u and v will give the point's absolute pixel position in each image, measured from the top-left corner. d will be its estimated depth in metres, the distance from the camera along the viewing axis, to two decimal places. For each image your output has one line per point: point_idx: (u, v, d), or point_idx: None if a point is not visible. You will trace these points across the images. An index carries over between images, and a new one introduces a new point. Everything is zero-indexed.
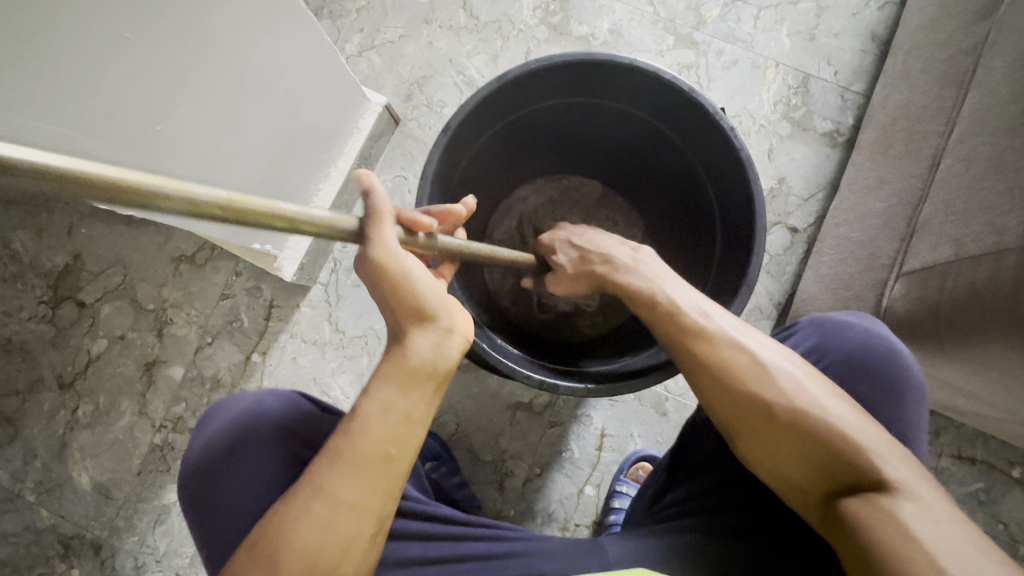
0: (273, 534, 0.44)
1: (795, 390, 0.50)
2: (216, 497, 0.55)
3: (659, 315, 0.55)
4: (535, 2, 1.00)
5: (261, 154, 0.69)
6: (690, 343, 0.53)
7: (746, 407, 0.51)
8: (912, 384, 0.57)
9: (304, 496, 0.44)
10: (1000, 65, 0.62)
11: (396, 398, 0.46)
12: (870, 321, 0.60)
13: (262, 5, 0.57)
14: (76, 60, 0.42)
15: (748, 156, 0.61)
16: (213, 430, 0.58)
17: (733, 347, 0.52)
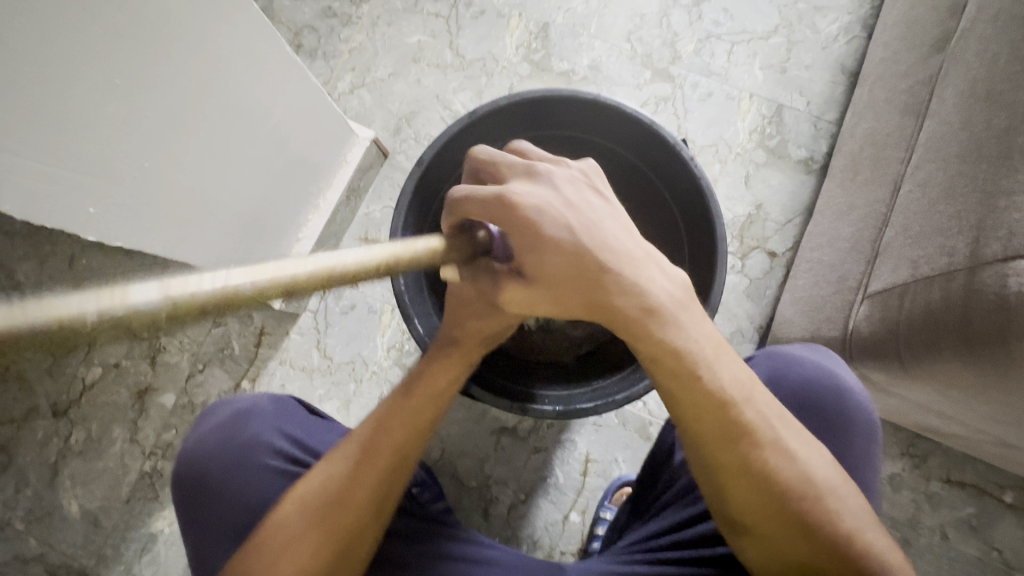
0: (321, 492, 0.52)
1: (828, 499, 0.49)
2: (209, 487, 0.62)
3: (701, 400, 0.49)
4: (518, 40, 1.05)
5: (249, 187, 0.73)
6: (738, 442, 0.49)
7: (773, 510, 0.49)
8: (863, 418, 0.59)
9: (353, 459, 0.53)
10: (952, 95, 0.64)
11: (439, 383, 0.58)
12: (822, 355, 0.62)
13: (248, 49, 0.61)
14: (69, 105, 0.45)
15: (708, 185, 0.65)
16: (208, 427, 0.66)
17: (777, 448, 0.50)
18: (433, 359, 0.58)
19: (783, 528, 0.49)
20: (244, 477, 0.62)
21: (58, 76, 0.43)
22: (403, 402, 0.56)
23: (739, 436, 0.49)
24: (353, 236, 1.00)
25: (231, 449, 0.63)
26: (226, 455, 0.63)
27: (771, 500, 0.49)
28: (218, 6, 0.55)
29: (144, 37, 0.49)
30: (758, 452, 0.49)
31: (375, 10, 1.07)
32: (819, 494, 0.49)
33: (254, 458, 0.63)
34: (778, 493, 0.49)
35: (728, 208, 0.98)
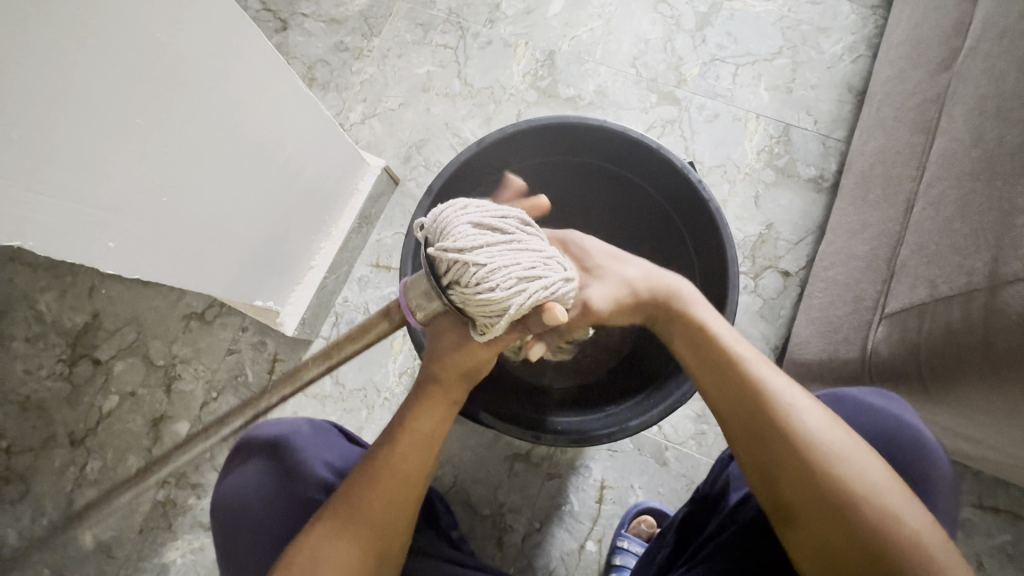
0: (310, 554, 0.51)
1: (838, 456, 0.49)
2: (249, 512, 0.63)
3: (708, 364, 0.56)
4: (525, 68, 1.07)
5: (261, 217, 0.74)
6: (751, 399, 0.52)
7: (799, 472, 0.49)
8: (936, 479, 0.55)
9: (342, 513, 0.53)
10: (962, 112, 0.64)
11: (425, 425, 0.57)
12: (883, 400, 0.59)
13: (262, 87, 0.64)
14: (89, 144, 0.47)
15: (717, 208, 0.65)
16: (251, 451, 0.67)
17: (792, 406, 0.51)
18: (414, 405, 0.57)
19: (813, 488, 0.48)
20: (281, 503, 0.63)
21: (80, 115, 0.45)
22: (389, 448, 0.56)
23: (751, 393, 0.53)
24: (365, 261, 1.02)
25: (272, 475, 0.64)
26: (268, 481, 0.64)
27: (793, 457, 0.49)
28: (232, 47, 0.57)
29: (162, 78, 0.51)
30: (773, 408, 0.52)
31: (386, 42, 1.10)
32: (840, 448, 0.49)
33: (293, 486, 0.64)
34: (799, 447, 0.50)
35: (738, 228, 0.98)
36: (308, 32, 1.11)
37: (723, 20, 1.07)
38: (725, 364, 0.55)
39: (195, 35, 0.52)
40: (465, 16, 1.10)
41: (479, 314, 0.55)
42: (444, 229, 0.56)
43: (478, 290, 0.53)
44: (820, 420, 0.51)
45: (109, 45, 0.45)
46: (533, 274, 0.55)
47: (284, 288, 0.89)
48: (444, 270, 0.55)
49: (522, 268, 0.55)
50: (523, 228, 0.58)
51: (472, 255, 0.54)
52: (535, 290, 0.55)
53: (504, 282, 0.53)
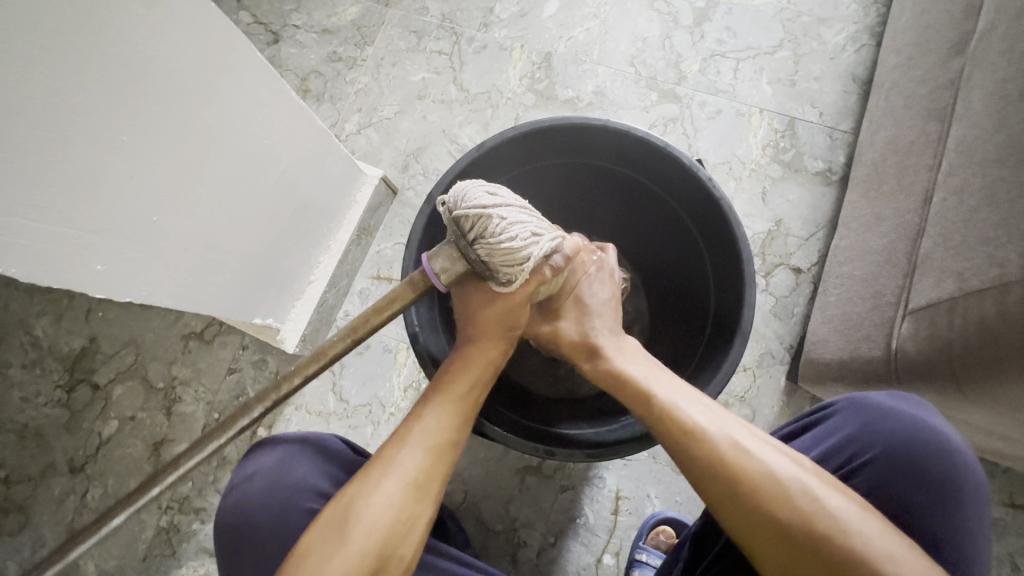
0: (346, 502, 0.50)
1: (771, 481, 0.48)
2: (257, 529, 0.60)
3: (642, 409, 0.55)
4: (521, 71, 1.05)
5: (259, 232, 0.72)
6: (682, 449, 0.52)
7: (740, 511, 0.48)
8: (971, 483, 0.53)
9: (375, 472, 0.51)
10: (980, 97, 0.61)
11: (460, 383, 0.56)
12: (915, 407, 0.57)
13: (254, 99, 0.63)
14: (74, 165, 0.45)
15: (728, 204, 0.63)
16: (256, 465, 0.63)
17: (722, 446, 0.50)
18: (446, 369, 0.58)
19: (761, 526, 0.48)
20: (288, 524, 0.60)
21: (65, 136, 0.43)
22: (422, 408, 0.55)
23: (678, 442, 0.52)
24: (365, 274, 1.00)
25: (280, 491, 0.61)
26: (273, 498, 0.61)
27: (730, 489, 0.49)
28: (218, 59, 0.56)
29: (147, 93, 0.49)
30: (706, 450, 0.51)
31: (380, 51, 1.08)
32: (773, 482, 0.48)
33: (300, 504, 0.60)
34: (733, 491, 0.49)
35: (747, 225, 0.95)
36: (300, 44, 1.10)
37: (722, 15, 1.05)
38: (649, 408, 0.54)
39: (181, 48, 0.51)
40: (459, 21, 1.08)
41: (500, 263, 0.54)
42: (459, 191, 0.54)
43: (503, 239, 0.53)
44: (753, 454, 0.50)
45: (91, 62, 0.43)
46: (542, 230, 0.57)
47: (284, 304, 0.86)
48: (466, 223, 0.53)
49: (534, 224, 0.56)
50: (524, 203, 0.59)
51: (494, 210, 0.53)
52: (546, 243, 0.56)
53: (524, 233, 0.54)
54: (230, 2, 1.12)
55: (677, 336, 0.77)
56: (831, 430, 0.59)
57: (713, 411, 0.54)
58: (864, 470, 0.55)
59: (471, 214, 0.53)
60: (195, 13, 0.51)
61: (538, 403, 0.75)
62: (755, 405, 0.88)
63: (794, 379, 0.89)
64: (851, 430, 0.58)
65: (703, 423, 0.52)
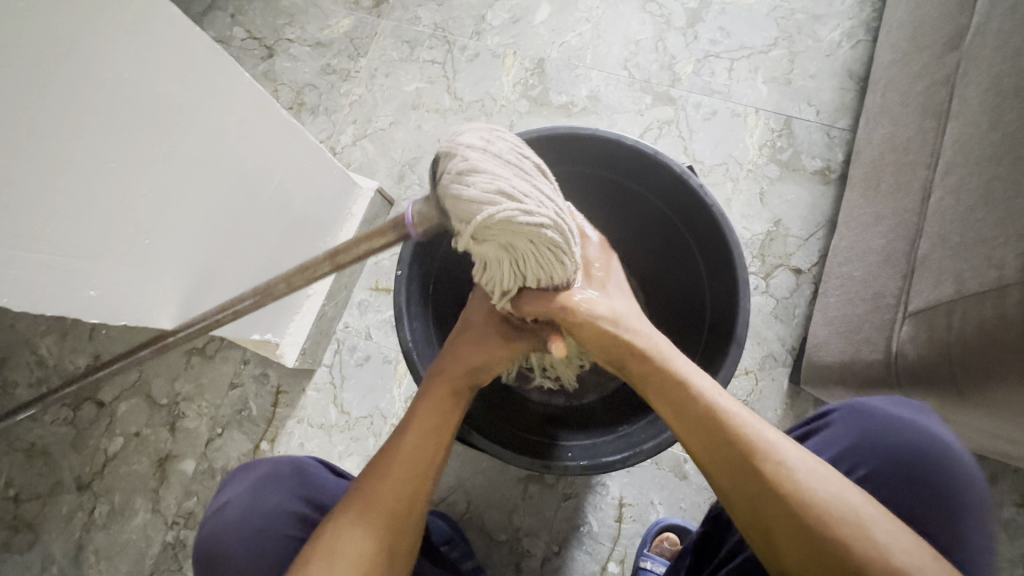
0: (322, 543, 0.51)
1: (844, 512, 0.46)
2: (229, 556, 0.59)
3: (703, 423, 0.51)
4: (514, 78, 1.05)
5: (253, 250, 0.72)
6: (745, 468, 0.49)
7: (803, 538, 0.46)
8: (974, 496, 0.52)
9: (349, 509, 0.53)
10: (976, 94, 0.60)
11: (429, 417, 0.57)
12: (912, 414, 0.56)
13: (242, 119, 0.63)
14: (62, 194, 0.45)
15: (721, 212, 0.62)
16: (234, 491, 0.63)
17: (788, 469, 0.48)
18: (422, 394, 0.58)
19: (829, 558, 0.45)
20: (262, 548, 0.59)
21: (51, 167, 0.43)
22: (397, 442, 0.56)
23: (747, 454, 0.49)
24: (364, 285, 1.00)
25: (254, 517, 0.61)
26: (247, 523, 0.60)
27: (793, 517, 0.47)
28: (206, 81, 0.56)
29: (134, 119, 0.49)
30: (771, 474, 0.48)
31: (373, 62, 1.09)
32: (850, 513, 0.46)
33: (277, 528, 0.60)
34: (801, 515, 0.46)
35: (745, 227, 0.95)
36: (294, 57, 1.10)
37: (715, 15, 1.04)
38: (712, 425, 0.51)
39: (166, 74, 0.51)
40: (451, 30, 1.08)
41: (454, 213, 0.47)
42: (461, 129, 0.50)
43: (456, 181, 0.46)
44: (817, 480, 0.48)
45: (73, 91, 0.43)
46: (522, 197, 0.47)
47: (282, 319, 0.87)
48: (438, 159, 0.49)
49: (513, 187, 0.47)
50: (536, 164, 0.50)
51: (467, 150, 0.47)
52: (514, 209, 0.46)
53: (484, 183, 0.46)
54: (225, 19, 1.13)
55: (673, 342, 0.76)
56: (830, 440, 0.58)
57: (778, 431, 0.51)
58: (868, 483, 0.55)
59: (446, 151, 0.48)
60: (178, 37, 0.51)
61: (540, 414, 0.74)
62: (758, 408, 0.87)
63: (797, 382, 0.88)
64: (850, 440, 0.57)
65: (770, 443, 0.50)
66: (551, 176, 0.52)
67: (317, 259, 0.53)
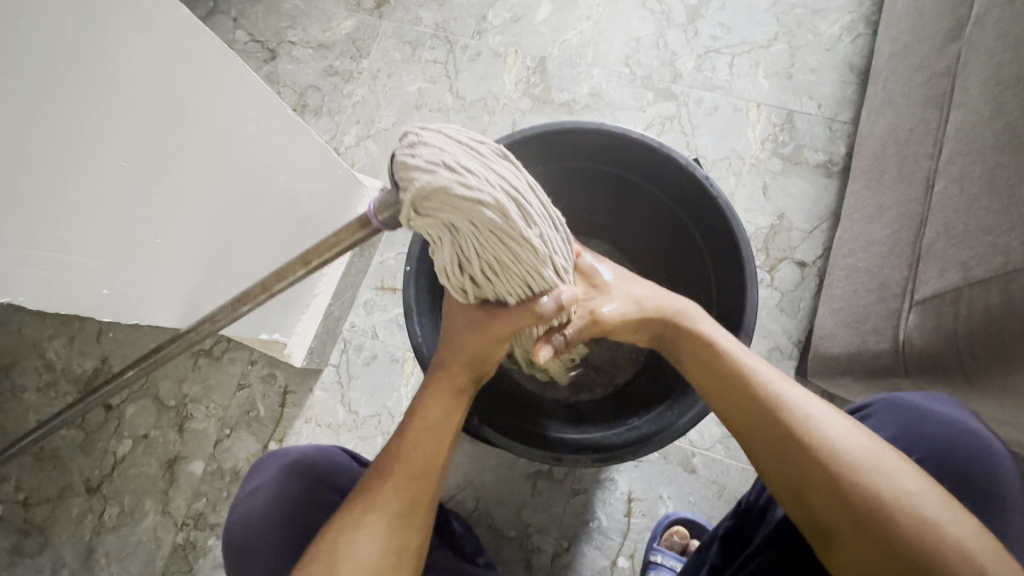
0: (329, 545, 0.50)
1: (868, 461, 0.47)
2: (259, 544, 0.60)
3: (728, 379, 0.54)
4: (516, 77, 1.06)
5: (260, 248, 0.73)
6: (769, 416, 0.51)
7: (829, 485, 0.47)
8: (1009, 494, 0.52)
9: (357, 508, 0.53)
10: (977, 84, 0.61)
11: (434, 410, 0.57)
12: (953, 409, 0.56)
13: (248, 119, 0.63)
14: (75, 193, 0.45)
15: (727, 204, 0.63)
16: (262, 479, 0.64)
17: (814, 420, 0.50)
18: (426, 388, 0.59)
19: (853, 503, 0.47)
20: (291, 534, 0.60)
21: (64, 167, 0.44)
22: (403, 439, 0.56)
23: (772, 405, 0.51)
24: (370, 285, 1.01)
25: (285, 504, 0.61)
26: (277, 511, 0.61)
27: (822, 461, 0.48)
28: (211, 80, 0.56)
29: (144, 119, 0.50)
30: (797, 423, 0.50)
31: (375, 63, 1.09)
32: (869, 460, 0.47)
33: (305, 517, 0.61)
34: (825, 469, 0.48)
35: (749, 220, 0.95)
36: (296, 59, 1.11)
37: (715, 11, 1.05)
38: (739, 379, 0.53)
39: (172, 73, 0.51)
40: (453, 30, 1.09)
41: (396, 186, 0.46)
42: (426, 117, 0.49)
43: (404, 152, 0.45)
44: (843, 428, 0.49)
45: (85, 91, 0.43)
46: (463, 171, 0.45)
47: (289, 319, 0.87)
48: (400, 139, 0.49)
49: (456, 161, 0.45)
50: (497, 151, 0.49)
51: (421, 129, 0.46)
52: (458, 186, 0.45)
53: (429, 156, 0.44)
54: (227, 22, 1.14)
55: None
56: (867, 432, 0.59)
57: (792, 386, 0.53)
58: None
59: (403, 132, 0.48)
60: (186, 37, 0.51)
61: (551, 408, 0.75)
62: None
63: (803, 374, 0.88)
64: (888, 432, 0.57)
65: (797, 395, 0.52)
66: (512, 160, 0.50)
67: (293, 262, 0.52)
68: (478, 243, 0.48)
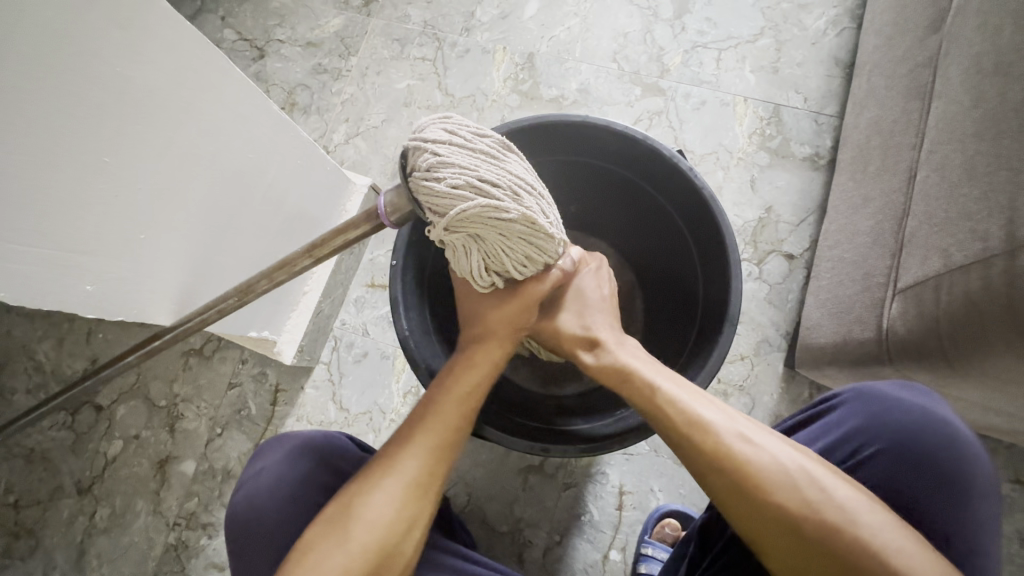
0: (349, 501, 0.53)
1: (785, 477, 0.49)
2: (262, 527, 0.60)
3: (647, 407, 0.54)
4: (505, 73, 1.06)
5: (247, 245, 0.73)
6: (688, 442, 0.52)
7: (749, 504, 0.49)
8: (979, 478, 0.53)
9: (377, 470, 0.54)
10: (958, 74, 0.61)
11: (466, 383, 0.57)
12: (921, 397, 0.57)
13: (234, 115, 0.63)
14: (58, 189, 0.45)
15: (711, 193, 0.63)
16: (266, 464, 0.63)
17: (731, 442, 0.51)
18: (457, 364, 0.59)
19: (773, 519, 0.49)
20: (296, 518, 0.60)
21: (45, 162, 0.44)
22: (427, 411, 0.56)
23: (690, 432, 0.52)
24: (360, 282, 1.01)
25: (286, 486, 0.61)
26: (279, 494, 0.61)
27: (743, 481, 0.50)
28: (200, 76, 0.57)
29: (129, 114, 0.50)
30: (716, 447, 0.51)
31: (364, 60, 1.09)
32: (781, 472, 0.49)
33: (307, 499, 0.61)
34: (741, 485, 0.50)
35: (737, 214, 0.95)
36: (285, 58, 1.11)
37: (702, 6, 1.05)
38: (659, 407, 0.54)
39: (163, 69, 0.52)
40: (441, 27, 1.09)
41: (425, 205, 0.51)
42: (426, 123, 0.51)
43: (425, 175, 0.49)
44: (759, 447, 0.51)
45: (71, 85, 0.43)
46: (488, 187, 0.51)
47: (279, 317, 0.87)
48: (406, 154, 0.51)
49: (481, 178, 0.50)
50: (502, 148, 0.53)
51: (434, 146, 0.50)
52: (489, 206, 0.50)
53: (453, 178, 0.49)
54: (214, 21, 1.13)
55: (669, 329, 0.77)
56: (835, 422, 0.59)
57: (711, 404, 0.54)
58: (866, 466, 0.56)
59: (417, 148, 0.50)
60: (171, 32, 0.51)
61: (537, 402, 0.75)
62: (754, 393, 0.88)
63: (792, 365, 0.89)
64: (855, 423, 0.57)
65: (713, 420, 0.52)
66: (516, 151, 0.55)
67: (297, 254, 0.54)
68: (506, 250, 0.55)
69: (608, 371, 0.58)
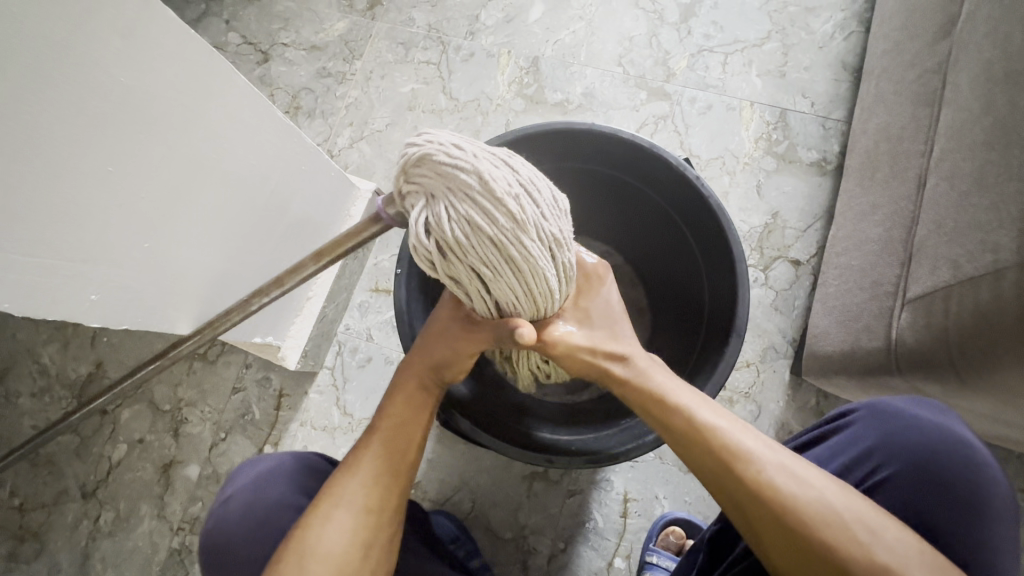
0: (300, 535, 0.52)
1: (831, 515, 0.48)
2: (235, 552, 0.60)
3: (685, 436, 0.54)
4: (510, 77, 1.05)
5: (252, 252, 0.73)
6: (727, 472, 0.52)
7: (790, 540, 0.48)
8: (996, 500, 0.52)
9: (326, 502, 0.53)
10: (967, 81, 0.61)
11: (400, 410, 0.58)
12: (937, 414, 0.57)
13: (237, 122, 0.63)
14: (62, 199, 0.45)
15: (718, 202, 0.63)
16: (235, 489, 0.63)
17: (772, 476, 0.50)
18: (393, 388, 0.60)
19: (815, 555, 0.48)
20: (268, 538, 0.59)
21: (49, 173, 0.43)
22: (371, 438, 0.57)
23: (729, 463, 0.52)
24: (364, 287, 1.00)
25: (257, 510, 0.61)
26: (249, 520, 0.60)
27: (785, 518, 0.49)
28: (203, 83, 0.57)
29: (133, 122, 0.50)
30: (757, 480, 0.50)
31: (369, 64, 1.09)
32: (825, 509, 0.48)
33: (277, 523, 0.60)
34: (783, 520, 0.49)
35: (743, 219, 0.95)
36: (289, 61, 1.11)
37: (708, 9, 1.05)
38: (698, 438, 0.53)
39: (165, 77, 0.52)
40: (446, 31, 1.09)
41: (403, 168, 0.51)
42: None
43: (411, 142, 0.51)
44: (805, 482, 0.49)
45: (75, 96, 0.43)
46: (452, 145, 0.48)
47: (283, 322, 0.87)
48: None
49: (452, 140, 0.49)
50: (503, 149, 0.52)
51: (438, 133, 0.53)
52: (440, 151, 0.47)
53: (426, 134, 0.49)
54: (219, 25, 1.13)
55: (674, 337, 0.76)
56: (850, 440, 0.58)
57: (752, 434, 0.53)
58: (885, 487, 0.55)
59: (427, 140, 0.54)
60: (174, 39, 0.51)
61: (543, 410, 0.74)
62: (760, 400, 0.87)
63: (799, 372, 0.88)
64: (870, 441, 0.57)
65: (756, 453, 0.51)
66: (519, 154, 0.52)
67: (305, 258, 0.54)
68: (449, 211, 0.48)
69: (642, 396, 0.57)
